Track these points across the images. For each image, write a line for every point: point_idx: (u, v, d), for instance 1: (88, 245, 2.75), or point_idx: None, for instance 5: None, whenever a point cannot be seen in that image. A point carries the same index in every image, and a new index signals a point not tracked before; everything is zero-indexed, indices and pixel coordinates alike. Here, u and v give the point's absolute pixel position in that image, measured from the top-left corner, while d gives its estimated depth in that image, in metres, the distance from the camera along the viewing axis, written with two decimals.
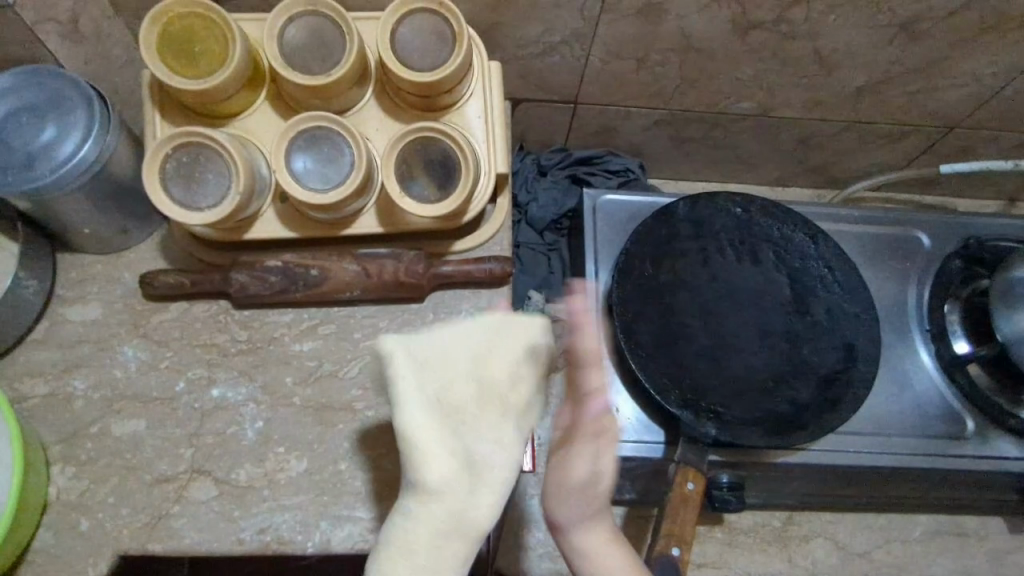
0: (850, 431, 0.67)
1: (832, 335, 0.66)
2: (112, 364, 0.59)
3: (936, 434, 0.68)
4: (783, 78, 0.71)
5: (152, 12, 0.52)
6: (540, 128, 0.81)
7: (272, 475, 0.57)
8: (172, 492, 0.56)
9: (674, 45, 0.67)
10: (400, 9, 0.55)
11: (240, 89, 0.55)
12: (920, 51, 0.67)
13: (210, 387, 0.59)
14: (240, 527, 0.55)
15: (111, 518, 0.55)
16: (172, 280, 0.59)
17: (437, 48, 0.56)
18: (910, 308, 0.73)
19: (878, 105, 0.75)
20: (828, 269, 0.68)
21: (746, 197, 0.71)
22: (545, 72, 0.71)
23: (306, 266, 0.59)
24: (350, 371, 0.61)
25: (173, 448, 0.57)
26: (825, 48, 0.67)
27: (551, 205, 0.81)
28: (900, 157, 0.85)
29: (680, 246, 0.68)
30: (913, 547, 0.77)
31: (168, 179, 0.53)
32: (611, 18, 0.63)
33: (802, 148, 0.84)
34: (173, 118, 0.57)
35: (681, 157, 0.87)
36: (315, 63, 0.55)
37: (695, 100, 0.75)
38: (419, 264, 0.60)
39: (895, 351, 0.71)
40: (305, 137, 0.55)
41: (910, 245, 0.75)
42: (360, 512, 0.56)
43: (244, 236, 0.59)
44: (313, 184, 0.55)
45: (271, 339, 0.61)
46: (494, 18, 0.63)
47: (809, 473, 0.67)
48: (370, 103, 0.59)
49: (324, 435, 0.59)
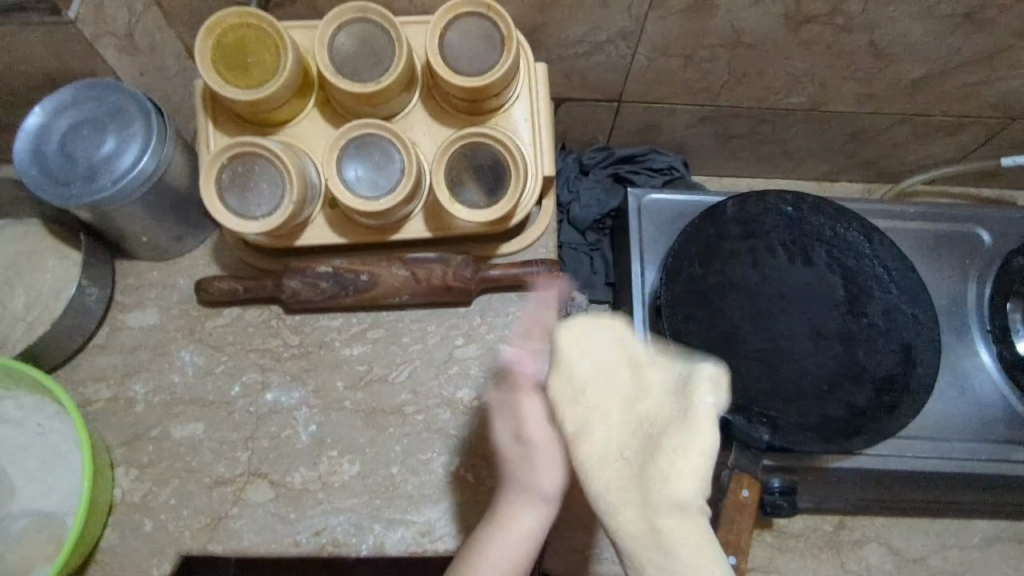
0: (908, 435, 0.65)
1: (889, 338, 0.64)
2: (170, 369, 0.61)
3: (999, 438, 0.66)
4: (834, 71, 0.69)
5: (205, 25, 0.53)
6: (582, 126, 0.80)
7: (326, 478, 0.58)
8: (230, 494, 0.57)
9: (723, 41, 0.65)
10: (448, 13, 0.55)
11: (291, 97, 0.56)
12: (983, 41, 0.64)
13: (264, 391, 0.60)
14: (297, 528, 0.56)
15: (174, 518, 0.56)
16: (226, 286, 0.60)
17: (486, 52, 0.55)
18: (970, 307, 0.71)
19: (934, 98, 0.73)
20: (884, 269, 0.66)
21: (796, 195, 0.69)
22: (589, 70, 0.70)
23: (356, 271, 0.60)
24: (399, 376, 0.62)
25: (231, 450, 0.58)
26: (880, 39, 0.64)
27: (593, 205, 0.81)
28: (956, 150, 0.82)
29: (730, 246, 0.67)
30: (970, 554, 0.74)
31: (222, 188, 0.54)
32: (659, 15, 0.62)
33: (854, 142, 0.82)
34: (226, 127, 0.59)
35: (726, 154, 0.85)
36: (365, 68, 0.55)
37: (744, 96, 0.73)
38: (467, 268, 0.60)
39: (954, 351, 0.69)
40: (355, 144, 0.55)
41: (968, 242, 0.73)
42: (413, 515, 0.57)
43: (296, 242, 0.60)
44: (363, 192, 0.55)
45: (323, 344, 0.62)
46: (539, 18, 0.63)
47: (863, 477, 0.66)
48: (419, 109, 0.60)
49: (376, 439, 0.59)
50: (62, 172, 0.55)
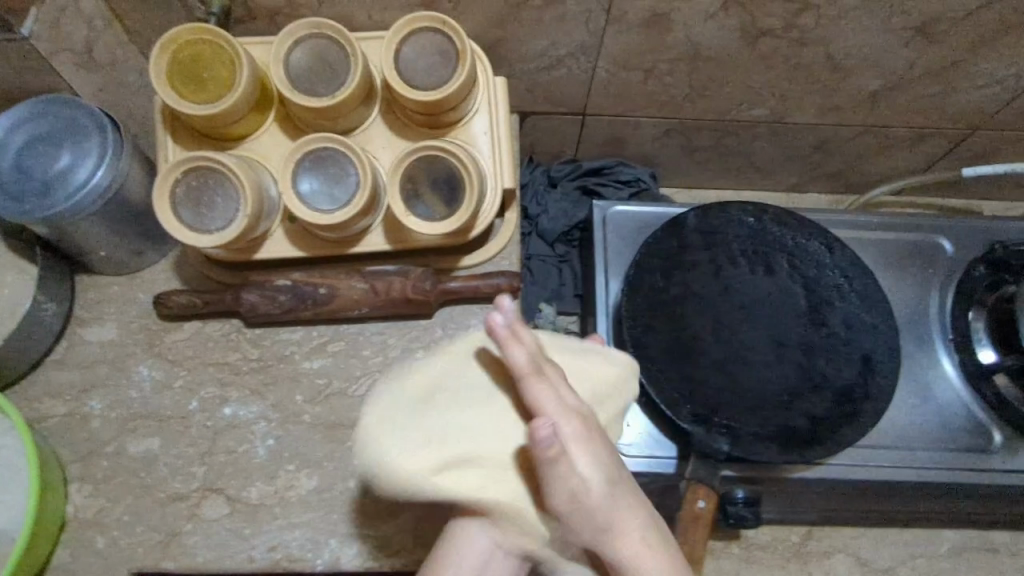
0: (871, 446, 0.65)
1: (849, 347, 0.64)
2: (128, 384, 0.60)
3: (963, 447, 0.66)
4: (793, 84, 0.70)
5: (159, 41, 0.53)
6: (549, 140, 0.81)
7: (283, 492, 0.57)
8: (184, 510, 0.56)
9: (682, 55, 0.65)
10: (401, 29, 0.55)
11: (248, 111, 0.56)
12: (938, 53, 0.65)
13: (222, 406, 0.60)
14: (251, 544, 0.56)
15: (127, 535, 0.56)
16: (184, 299, 0.60)
17: (439, 67, 0.56)
18: (932, 315, 0.72)
19: (894, 109, 0.73)
20: (843, 279, 0.67)
21: (757, 207, 0.70)
22: (551, 85, 0.70)
23: (314, 283, 0.60)
24: (359, 389, 0.61)
25: (186, 466, 0.58)
26: (837, 53, 0.65)
27: (561, 217, 0.81)
28: (921, 161, 0.83)
29: (692, 257, 0.67)
30: (941, 564, 0.73)
31: (177, 203, 0.53)
32: (616, 29, 0.62)
33: (819, 153, 0.82)
34: (185, 142, 0.59)
35: (695, 167, 0.86)
36: (321, 83, 0.55)
37: (706, 110, 0.74)
38: (426, 280, 0.60)
39: (917, 360, 0.70)
40: (311, 158, 0.55)
41: (930, 251, 0.74)
42: (369, 530, 0.57)
43: (254, 256, 0.60)
44: (319, 205, 0.55)
45: (283, 358, 0.62)
46: (498, 34, 0.63)
47: (827, 488, 0.66)
48: (378, 123, 0.60)
49: (334, 453, 0.59)
50: (18, 186, 0.55)
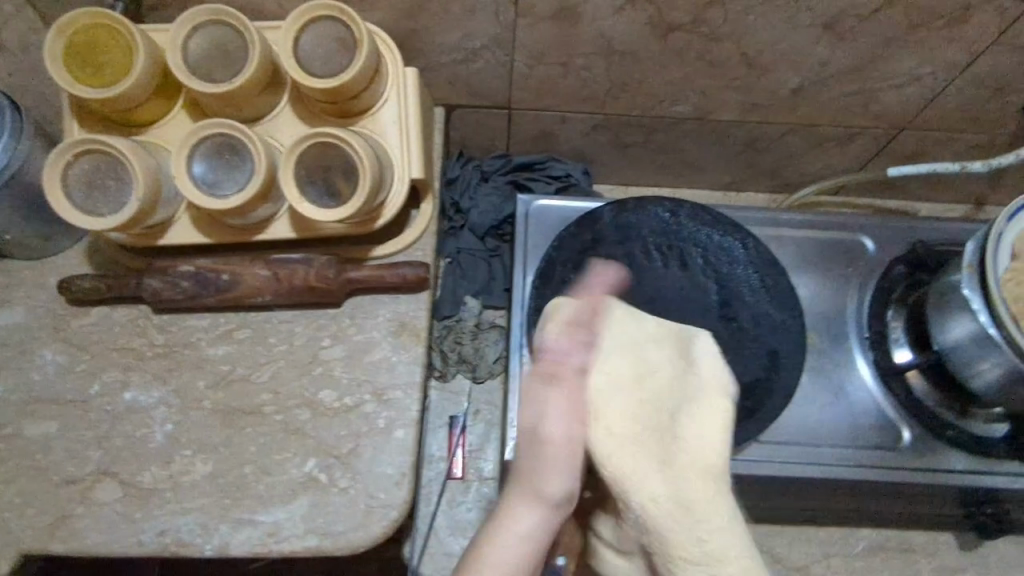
0: (776, 442, 0.66)
1: (756, 344, 0.64)
2: (30, 368, 0.61)
3: (868, 445, 0.66)
4: (712, 81, 0.69)
5: (55, 25, 0.53)
6: (479, 134, 0.81)
7: (177, 477, 0.58)
8: (78, 493, 0.57)
9: (596, 49, 0.65)
10: (300, 17, 0.55)
11: (150, 96, 0.56)
12: (851, 51, 0.64)
13: (123, 391, 0.60)
14: (142, 528, 0.56)
15: (18, 517, 0.56)
16: (87, 284, 0.60)
17: (338, 55, 0.56)
18: (849, 314, 0.71)
19: (817, 108, 0.73)
20: (756, 276, 0.67)
21: (674, 201, 0.70)
22: (471, 78, 0.70)
23: (217, 270, 0.60)
24: (262, 376, 0.62)
25: (82, 449, 0.58)
26: (750, 49, 0.65)
27: (490, 211, 0.82)
28: (853, 160, 0.83)
29: (606, 251, 0.67)
30: (855, 563, 0.74)
31: (70, 186, 0.53)
32: (527, 22, 0.62)
33: (751, 151, 0.82)
34: (91, 126, 0.58)
35: (629, 163, 0.86)
36: (220, 70, 0.56)
37: (629, 106, 0.74)
38: (330, 269, 0.61)
39: (833, 359, 0.70)
40: (208, 143, 0.56)
41: (853, 250, 0.74)
42: (261, 515, 0.57)
43: (158, 241, 0.60)
44: (215, 190, 0.55)
45: (188, 344, 0.62)
46: (410, 25, 0.63)
47: (733, 483, 0.66)
48: (286, 111, 0.60)
49: (232, 439, 0.59)
50: None
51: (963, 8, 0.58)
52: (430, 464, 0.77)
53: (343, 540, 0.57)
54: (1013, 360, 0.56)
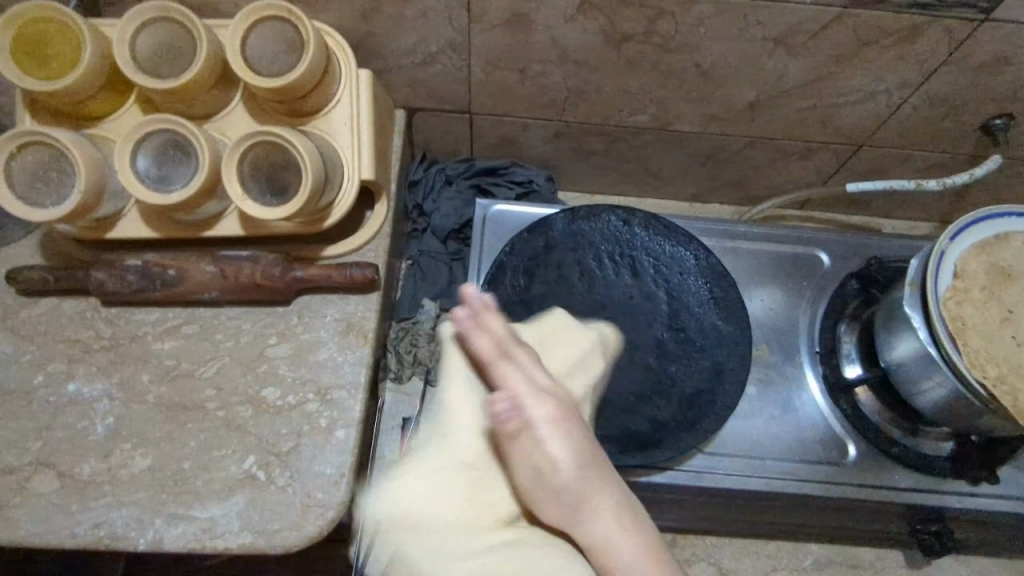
0: (720, 454, 0.66)
1: (701, 355, 0.64)
2: None
3: (814, 459, 0.66)
4: (668, 91, 0.70)
5: (3, 17, 0.54)
6: (442, 137, 0.81)
7: (116, 470, 0.58)
8: (16, 483, 0.57)
9: (551, 56, 0.66)
10: (248, 17, 0.56)
11: (98, 90, 0.57)
12: (804, 65, 0.65)
13: (67, 382, 0.61)
14: (76, 520, 0.56)
15: None
16: (36, 275, 0.60)
17: (286, 56, 0.57)
18: (801, 328, 0.72)
19: (776, 121, 0.74)
20: (706, 286, 0.67)
21: (628, 209, 0.70)
22: (430, 81, 0.71)
23: (164, 265, 0.60)
24: (206, 372, 0.62)
25: (23, 440, 0.59)
26: (703, 60, 0.65)
27: (451, 215, 0.82)
28: (815, 175, 0.83)
29: (557, 258, 0.68)
30: None
31: (13, 178, 0.54)
32: (481, 28, 0.63)
33: (713, 163, 0.83)
34: (42, 118, 0.58)
35: (593, 170, 0.86)
36: (170, 66, 0.56)
37: (589, 113, 0.74)
38: (277, 268, 0.61)
39: (781, 372, 0.70)
40: (154, 139, 0.56)
41: (809, 264, 0.74)
42: (196, 512, 0.57)
43: (107, 235, 0.60)
44: (159, 186, 0.56)
45: (134, 337, 0.62)
46: (365, 27, 0.63)
47: (678, 493, 0.66)
48: (238, 109, 0.61)
49: (172, 434, 0.59)
50: None
51: (911, 26, 0.59)
52: (380, 465, 0.78)
53: (277, 539, 0.56)
54: (949, 379, 0.56)
